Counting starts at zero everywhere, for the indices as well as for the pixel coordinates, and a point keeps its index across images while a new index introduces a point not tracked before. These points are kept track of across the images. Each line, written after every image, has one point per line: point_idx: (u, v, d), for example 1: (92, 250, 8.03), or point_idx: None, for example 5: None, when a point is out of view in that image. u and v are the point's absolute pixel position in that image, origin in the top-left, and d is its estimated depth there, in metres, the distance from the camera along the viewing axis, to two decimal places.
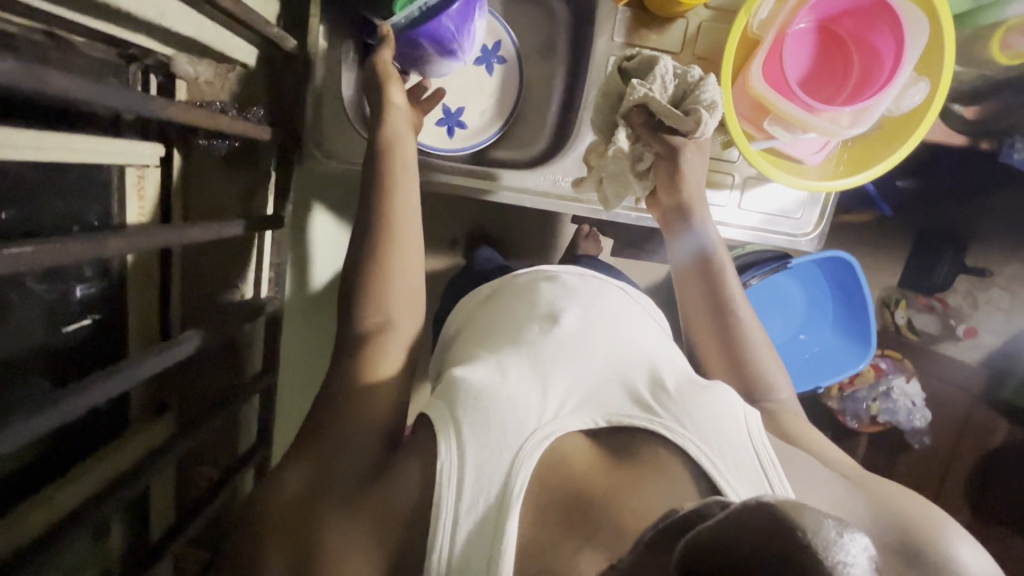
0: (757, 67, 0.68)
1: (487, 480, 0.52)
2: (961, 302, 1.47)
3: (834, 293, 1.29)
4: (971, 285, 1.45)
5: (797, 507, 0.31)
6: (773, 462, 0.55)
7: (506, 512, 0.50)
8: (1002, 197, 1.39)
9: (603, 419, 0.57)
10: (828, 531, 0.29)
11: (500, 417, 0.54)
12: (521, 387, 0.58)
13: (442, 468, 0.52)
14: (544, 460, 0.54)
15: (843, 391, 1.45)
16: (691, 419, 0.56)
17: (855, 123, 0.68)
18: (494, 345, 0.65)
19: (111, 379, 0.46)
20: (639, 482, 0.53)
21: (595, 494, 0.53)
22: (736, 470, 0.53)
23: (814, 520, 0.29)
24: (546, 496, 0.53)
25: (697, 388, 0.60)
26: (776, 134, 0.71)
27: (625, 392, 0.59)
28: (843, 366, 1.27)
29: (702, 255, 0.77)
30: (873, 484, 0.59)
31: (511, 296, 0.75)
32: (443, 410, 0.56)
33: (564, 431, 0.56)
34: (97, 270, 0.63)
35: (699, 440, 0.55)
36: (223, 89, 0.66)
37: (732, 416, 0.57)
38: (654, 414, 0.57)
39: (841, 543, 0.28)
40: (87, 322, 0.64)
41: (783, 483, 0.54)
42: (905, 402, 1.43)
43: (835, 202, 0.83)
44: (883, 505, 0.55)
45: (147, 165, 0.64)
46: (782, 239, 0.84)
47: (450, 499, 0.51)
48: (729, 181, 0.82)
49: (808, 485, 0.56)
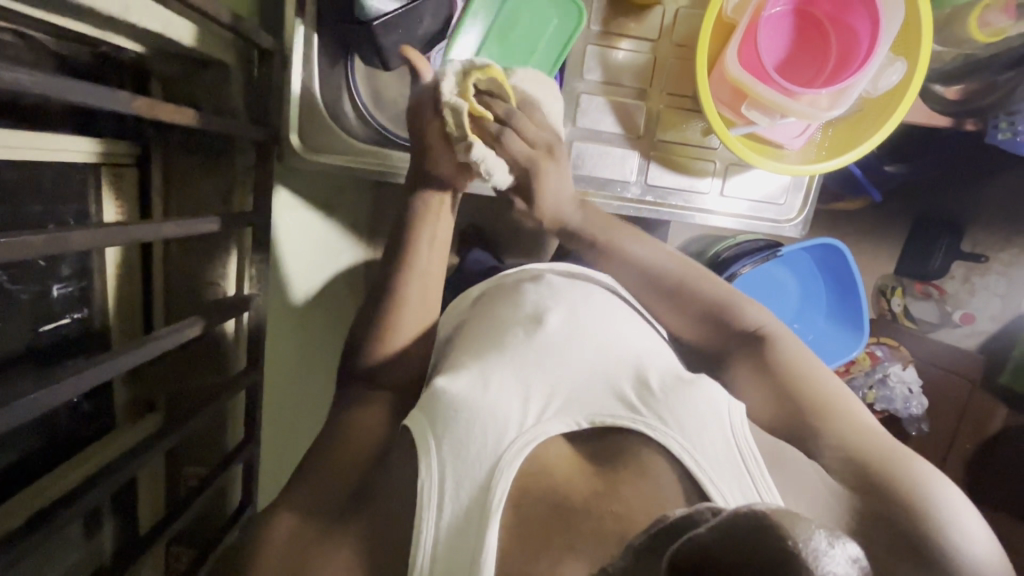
0: (732, 53, 0.68)
1: (467, 489, 0.53)
2: (958, 288, 1.47)
3: (827, 281, 1.29)
4: (968, 271, 1.45)
5: (785, 515, 0.30)
6: (756, 460, 0.53)
7: (486, 522, 0.51)
8: (996, 183, 1.39)
9: (585, 421, 0.58)
10: (815, 541, 0.27)
11: (481, 428, 0.55)
12: (501, 397, 0.58)
13: (423, 488, 0.53)
14: (525, 468, 0.54)
15: (839, 379, 1.44)
16: (674, 418, 0.56)
17: (833, 106, 0.67)
18: (482, 353, 0.65)
19: (89, 370, 0.48)
20: (620, 485, 0.53)
21: (576, 502, 0.52)
22: (720, 467, 0.53)
23: (804, 530, 0.28)
24: (529, 502, 0.53)
25: (683, 382, 0.59)
26: (754, 119, 0.70)
27: (610, 392, 0.59)
28: (835, 353, 1.28)
29: (655, 277, 0.73)
30: (865, 458, 0.56)
31: (498, 298, 0.75)
32: (426, 425, 0.57)
33: (544, 438, 0.56)
34: (75, 269, 0.63)
35: (680, 436, 0.54)
36: (197, 87, 0.67)
37: (709, 409, 0.56)
38: (638, 413, 0.57)
39: (831, 553, 0.27)
40: (69, 320, 0.63)
41: (768, 484, 0.52)
42: (902, 389, 1.42)
43: (818, 189, 0.82)
44: (871, 496, 0.54)
45: (122, 163, 0.64)
46: (766, 226, 0.83)
47: (431, 515, 0.52)
48: (710, 169, 0.81)
49: (797, 485, 0.54)
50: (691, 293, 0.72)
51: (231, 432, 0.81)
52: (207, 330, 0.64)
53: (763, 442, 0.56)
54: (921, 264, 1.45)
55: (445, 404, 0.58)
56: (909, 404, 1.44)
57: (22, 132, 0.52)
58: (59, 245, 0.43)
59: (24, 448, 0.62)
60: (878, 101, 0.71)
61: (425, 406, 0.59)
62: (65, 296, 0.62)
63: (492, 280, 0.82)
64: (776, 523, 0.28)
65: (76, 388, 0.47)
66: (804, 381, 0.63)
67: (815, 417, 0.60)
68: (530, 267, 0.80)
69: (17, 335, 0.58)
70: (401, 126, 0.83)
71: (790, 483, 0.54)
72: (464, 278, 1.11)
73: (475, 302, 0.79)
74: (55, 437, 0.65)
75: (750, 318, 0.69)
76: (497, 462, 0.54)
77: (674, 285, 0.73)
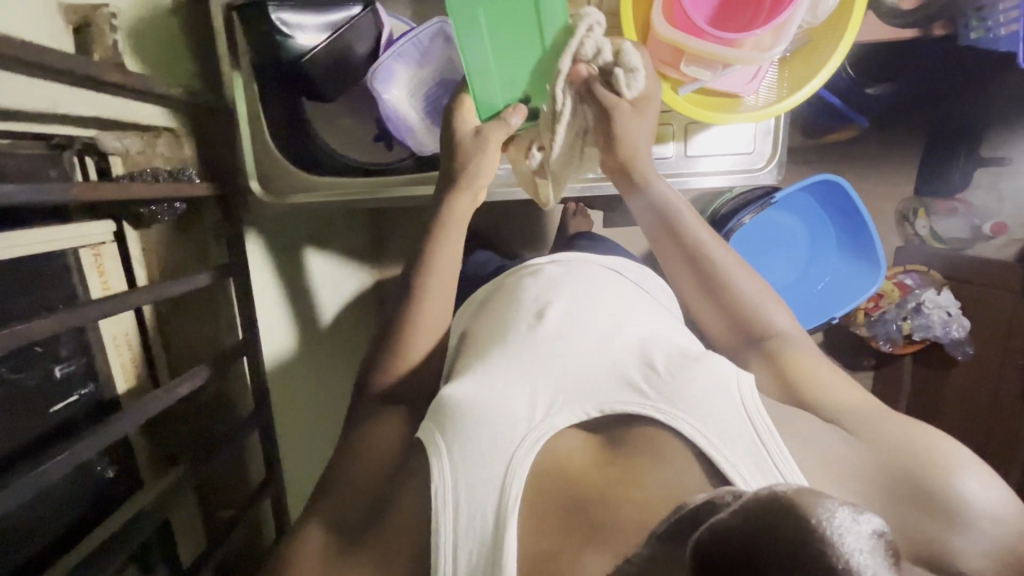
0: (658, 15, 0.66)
1: (482, 496, 0.53)
2: (985, 198, 1.45)
3: (834, 219, 1.24)
4: (993, 178, 1.44)
5: (808, 495, 0.30)
6: (768, 427, 0.53)
7: (503, 526, 0.51)
8: (1005, 82, 1.33)
9: (596, 410, 0.57)
10: (838, 516, 0.28)
11: (490, 429, 0.56)
12: (508, 397, 0.59)
13: (437, 494, 0.54)
14: (538, 466, 0.54)
15: (870, 315, 1.46)
16: (682, 397, 0.56)
17: (777, 42, 0.65)
18: (488, 355, 0.66)
19: (83, 443, 0.52)
20: (634, 472, 0.53)
21: (591, 494, 0.52)
22: (733, 443, 0.52)
23: (823, 508, 0.29)
24: (544, 501, 0.53)
25: (687, 360, 0.60)
26: (698, 75, 0.69)
27: (615, 379, 0.59)
28: (854, 293, 1.23)
29: (671, 237, 0.72)
30: (864, 418, 0.58)
31: (501, 300, 0.77)
32: (435, 432, 0.58)
33: (554, 432, 0.56)
34: (74, 348, 0.66)
35: (692, 418, 0.54)
36: (155, 155, 0.70)
37: (722, 387, 0.56)
38: (646, 396, 0.57)
39: (853, 528, 0.28)
40: (77, 397, 0.66)
41: (784, 453, 0.51)
42: (939, 314, 1.40)
43: (786, 130, 0.79)
44: (882, 454, 0.54)
45: (101, 242, 0.68)
46: (739, 178, 0.81)
47: (449, 521, 0.53)
48: (670, 132, 0.79)
49: (811, 450, 0.53)
50: (704, 268, 0.71)
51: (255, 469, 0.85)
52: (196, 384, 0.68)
53: (774, 409, 0.56)
54: (944, 179, 1.42)
55: (453, 409, 0.59)
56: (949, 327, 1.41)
57: None
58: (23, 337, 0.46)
59: (63, 525, 0.65)
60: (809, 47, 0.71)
61: (433, 414, 0.61)
62: (69, 375, 0.65)
63: (493, 282, 0.84)
64: (796, 506, 0.29)
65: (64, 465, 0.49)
66: (805, 365, 0.63)
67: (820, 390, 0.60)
68: (529, 263, 0.83)
69: (30, 424, 0.60)
70: (359, 149, 0.83)
71: (806, 449, 0.53)
72: (464, 284, 1.14)
73: (477, 308, 0.82)
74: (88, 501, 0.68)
75: (723, 275, 0.71)
76: (508, 463, 0.54)
77: (692, 258, 0.72)
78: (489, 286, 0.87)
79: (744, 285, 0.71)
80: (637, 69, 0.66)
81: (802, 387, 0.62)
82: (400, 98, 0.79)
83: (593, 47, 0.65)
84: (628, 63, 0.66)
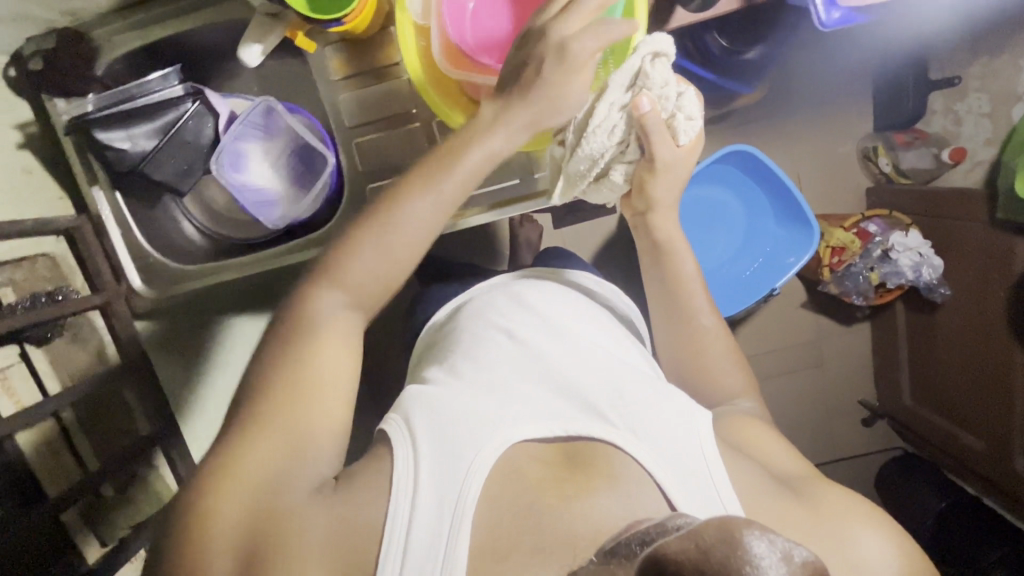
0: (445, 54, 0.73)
1: (446, 489, 0.58)
2: (944, 123, 1.37)
3: (762, 186, 1.19)
4: (947, 99, 1.36)
5: (740, 523, 0.35)
6: (718, 466, 0.62)
7: (457, 531, 0.55)
8: None
9: (560, 430, 0.64)
10: (753, 541, 0.34)
11: (466, 432, 0.62)
12: (486, 407, 0.66)
13: (399, 475, 0.59)
14: (499, 473, 0.60)
15: (835, 270, 1.39)
16: (641, 428, 0.64)
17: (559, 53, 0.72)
18: (462, 371, 0.73)
19: None
20: (590, 485, 0.59)
21: (550, 502, 0.58)
22: (680, 476, 0.60)
23: (745, 535, 0.34)
24: (502, 500, 0.58)
25: (649, 393, 0.68)
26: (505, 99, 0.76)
27: (583, 405, 0.67)
28: (793, 259, 1.17)
29: (665, 281, 0.83)
30: (798, 481, 0.66)
31: (467, 321, 0.84)
32: (409, 430, 0.63)
33: (519, 444, 0.63)
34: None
35: (646, 446, 0.62)
36: (38, 278, 0.77)
37: (679, 424, 0.65)
38: (610, 422, 0.64)
39: (764, 552, 0.33)
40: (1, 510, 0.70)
41: (729, 493, 0.60)
42: (908, 258, 1.32)
43: None
44: (817, 510, 0.62)
45: (7, 365, 0.75)
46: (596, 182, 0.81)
47: (405, 509, 0.56)
48: None
49: (748, 488, 0.62)
50: (685, 318, 0.82)
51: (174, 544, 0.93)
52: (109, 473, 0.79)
53: (724, 448, 0.65)
54: (897, 110, 1.40)
55: (435, 409, 0.65)
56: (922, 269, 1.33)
57: None
58: None
59: None
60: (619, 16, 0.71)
61: (403, 416, 0.66)
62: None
63: (454, 310, 0.92)
64: (728, 533, 0.35)
65: None
66: (759, 436, 0.72)
67: (756, 445, 0.71)
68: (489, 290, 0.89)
69: None
70: (235, 228, 0.88)
71: (744, 487, 0.61)
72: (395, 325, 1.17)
73: (432, 345, 0.90)
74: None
75: (698, 336, 0.82)
76: (474, 463, 0.59)
77: (681, 310, 0.82)
78: (434, 329, 0.93)
79: (719, 354, 0.81)
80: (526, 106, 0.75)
81: (745, 437, 0.71)
82: (258, 177, 0.82)
83: (660, 80, 0.68)
84: (686, 111, 0.71)
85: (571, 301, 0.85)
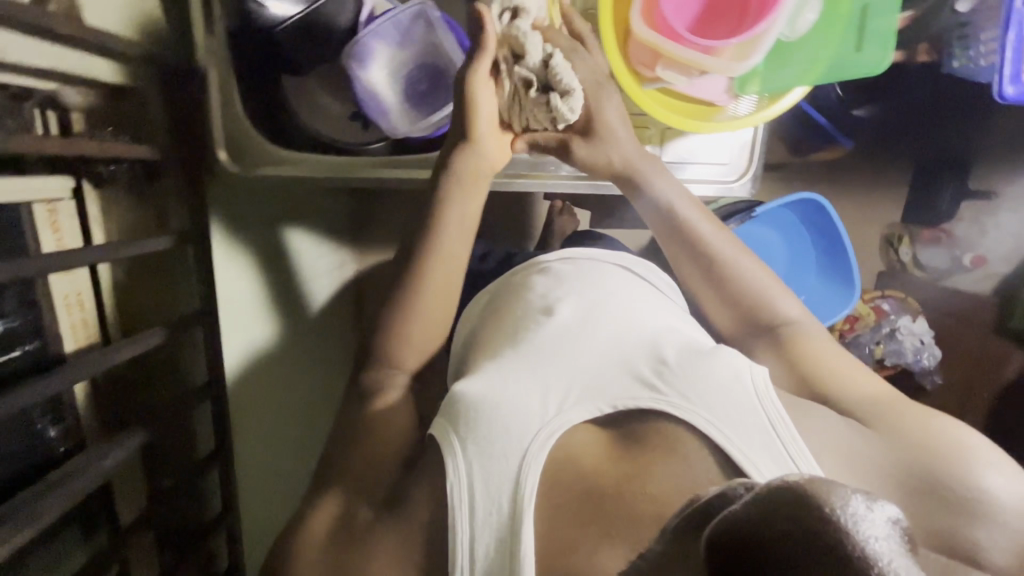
0: (636, 18, 0.67)
1: (499, 490, 0.56)
2: (967, 230, 1.42)
3: (814, 238, 1.24)
4: (976, 212, 1.40)
5: (821, 484, 0.30)
6: (783, 419, 0.58)
7: (520, 519, 0.54)
8: (1002, 115, 1.34)
9: (608, 406, 0.62)
10: (853, 505, 0.28)
11: (505, 425, 0.59)
12: (522, 393, 0.62)
13: (453, 487, 0.57)
14: (551, 459, 0.58)
15: (844, 336, 1.40)
16: (693, 392, 0.60)
17: (749, 56, 0.66)
18: (498, 355, 0.70)
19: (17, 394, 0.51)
20: (648, 465, 0.57)
21: (606, 488, 0.56)
22: (749, 441, 0.56)
23: (839, 497, 0.29)
24: (560, 491, 0.57)
25: (698, 356, 0.65)
26: (672, 80, 0.70)
27: (628, 376, 0.63)
28: (831, 312, 1.22)
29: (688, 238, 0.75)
30: (877, 416, 0.62)
31: (508, 300, 0.80)
32: (447, 428, 0.61)
33: (567, 427, 0.60)
34: (19, 303, 0.65)
35: (704, 411, 0.58)
36: (121, 113, 0.68)
37: (732, 381, 0.61)
38: (660, 392, 0.61)
39: (868, 517, 0.28)
40: (20, 352, 0.65)
41: (803, 453, 0.56)
42: (911, 342, 1.39)
43: (763, 144, 0.80)
44: (902, 449, 0.58)
45: (58, 198, 0.66)
46: (713, 188, 0.81)
47: (465, 515, 0.56)
48: (646, 136, 0.80)
49: (826, 447, 0.58)
50: (723, 274, 0.75)
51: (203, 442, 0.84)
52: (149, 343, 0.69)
53: (784, 403, 0.61)
54: None
55: (465, 407, 0.62)
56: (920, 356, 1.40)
57: None
58: None
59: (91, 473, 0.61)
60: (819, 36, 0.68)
61: (446, 412, 0.63)
62: (9, 330, 0.64)
63: (498, 281, 0.87)
64: (811, 494, 0.29)
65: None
66: (831, 372, 0.68)
67: (831, 388, 0.67)
68: (535, 260, 0.85)
69: None
70: (336, 129, 0.83)
71: (823, 449, 0.58)
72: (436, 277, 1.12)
73: (485, 298, 0.86)
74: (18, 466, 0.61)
75: (748, 283, 0.75)
76: (524, 455, 0.57)
77: (710, 259, 0.75)
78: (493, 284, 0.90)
79: (771, 287, 0.75)
80: (572, 91, 0.68)
81: (811, 378, 0.68)
82: (379, 80, 0.79)
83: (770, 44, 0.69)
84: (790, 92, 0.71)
85: (622, 275, 0.82)
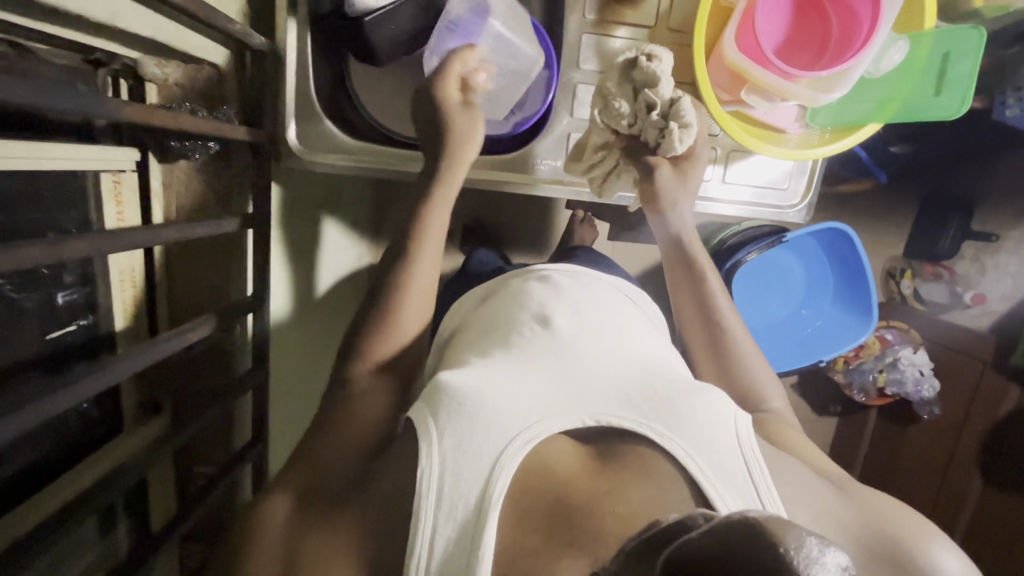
0: (729, 38, 0.67)
1: (466, 487, 0.53)
2: (970, 268, 1.51)
3: (834, 266, 1.28)
4: (978, 251, 1.48)
5: (777, 522, 0.32)
6: (760, 465, 0.56)
7: (483, 522, 0.51)
8: (1013, 160, 1.40)
9: (591, 419, 0.58)
10: (805, 547, 0.29)
11: (486, 424, 0.56)
12: (507, 396, 0.59)
13: (422, 476, 0.54)
14: (525, 467, 0.54)
15: (849, 363, 1.50)
16: (680, 425, 0.57)
17: (833, 88, 0.67)
18: (487, 352, 0.66)
19: (94, 376, 0.49)
20: (621, 484, 0.53)
21: (577, 500, 0.53)
22: (723, 477, 0.54)
23: (795, 538, 0.30)
24: (530, 498, 0.53)
25: (689, 389, 0.62)
26: (754, 103, 0.71)
27: (615, 394, 0.60)
28: (844, 339, 1.26)
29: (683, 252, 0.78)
30: (853, 489, 0.61)
31: (500, 299, 0.77)
32: (428, 415, 0.58)
33: (547, 436, 0.57)
34: (78, 277, 0.63)
35: (685, 444, 0.55)
36: (192, 91, 0.67)
37: (718, 423, 0.58)
38: (644, 416, 0.58)
39: (819, 560, 0.29)
40: (75, 327, 0.63)
41: (769, 489, 0.55)
42: (913, 372, 1.45)
43: (820, 173, 0.82)
44: (870, 515, 0.56)
45: (124, 169, 0.64)
46: (769, 212, 0.83)
47: (430, 506, 0.53)
48: (712, 156, 0.81)
49: (794, 494, 0.56)
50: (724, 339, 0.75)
51: (239, 433, 0.82)
52: (208, 333, 0.65)
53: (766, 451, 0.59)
54: None
55: (451, 397, 0.58)
56: (920, 386, 1.47)
57: (26, 142, 0.52)
58: (55, 253, 0.42)
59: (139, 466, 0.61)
60: (899, 75, 0.71)
61: (429, 399, 0.60)
62: (69, 304, 0.63)
63: (495, 282, 0.83)
64: (767, 532, 0.30)
65: (71, 398, 0.47)
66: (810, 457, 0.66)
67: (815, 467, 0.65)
68: (534, 268, 0.81)
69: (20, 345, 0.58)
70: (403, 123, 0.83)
71: (793, 496, 0.55)
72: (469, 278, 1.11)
73: (475, 300, 0.82)
74: (54, 466, 0.64)
75: (740, 352, 0.75)
76: (498, 456, 0.54)
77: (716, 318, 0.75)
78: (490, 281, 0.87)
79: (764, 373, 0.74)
80: (690, 125, 0.70)
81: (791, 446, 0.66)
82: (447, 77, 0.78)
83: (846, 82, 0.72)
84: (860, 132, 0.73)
85: (615, 289, 0.79)
